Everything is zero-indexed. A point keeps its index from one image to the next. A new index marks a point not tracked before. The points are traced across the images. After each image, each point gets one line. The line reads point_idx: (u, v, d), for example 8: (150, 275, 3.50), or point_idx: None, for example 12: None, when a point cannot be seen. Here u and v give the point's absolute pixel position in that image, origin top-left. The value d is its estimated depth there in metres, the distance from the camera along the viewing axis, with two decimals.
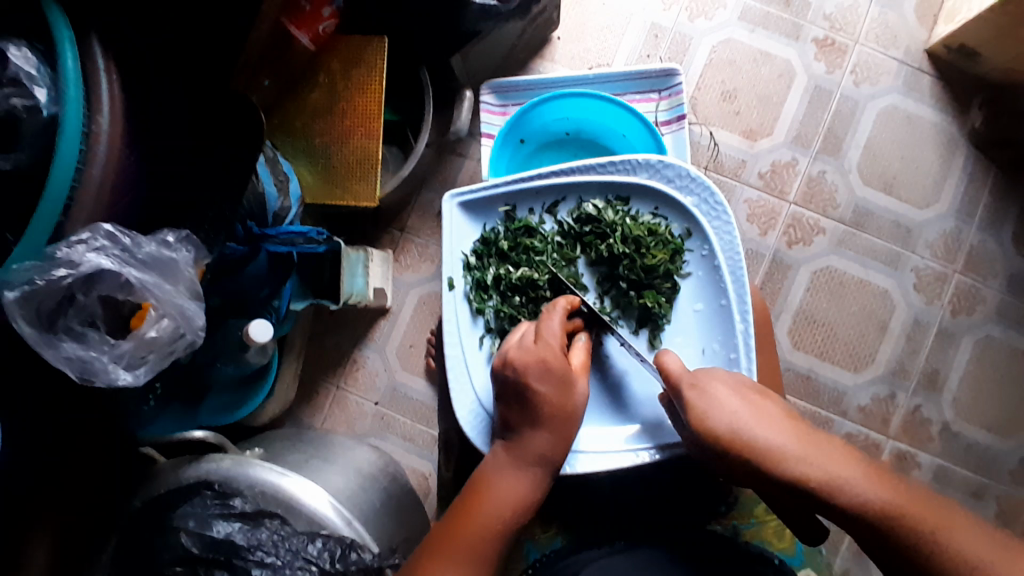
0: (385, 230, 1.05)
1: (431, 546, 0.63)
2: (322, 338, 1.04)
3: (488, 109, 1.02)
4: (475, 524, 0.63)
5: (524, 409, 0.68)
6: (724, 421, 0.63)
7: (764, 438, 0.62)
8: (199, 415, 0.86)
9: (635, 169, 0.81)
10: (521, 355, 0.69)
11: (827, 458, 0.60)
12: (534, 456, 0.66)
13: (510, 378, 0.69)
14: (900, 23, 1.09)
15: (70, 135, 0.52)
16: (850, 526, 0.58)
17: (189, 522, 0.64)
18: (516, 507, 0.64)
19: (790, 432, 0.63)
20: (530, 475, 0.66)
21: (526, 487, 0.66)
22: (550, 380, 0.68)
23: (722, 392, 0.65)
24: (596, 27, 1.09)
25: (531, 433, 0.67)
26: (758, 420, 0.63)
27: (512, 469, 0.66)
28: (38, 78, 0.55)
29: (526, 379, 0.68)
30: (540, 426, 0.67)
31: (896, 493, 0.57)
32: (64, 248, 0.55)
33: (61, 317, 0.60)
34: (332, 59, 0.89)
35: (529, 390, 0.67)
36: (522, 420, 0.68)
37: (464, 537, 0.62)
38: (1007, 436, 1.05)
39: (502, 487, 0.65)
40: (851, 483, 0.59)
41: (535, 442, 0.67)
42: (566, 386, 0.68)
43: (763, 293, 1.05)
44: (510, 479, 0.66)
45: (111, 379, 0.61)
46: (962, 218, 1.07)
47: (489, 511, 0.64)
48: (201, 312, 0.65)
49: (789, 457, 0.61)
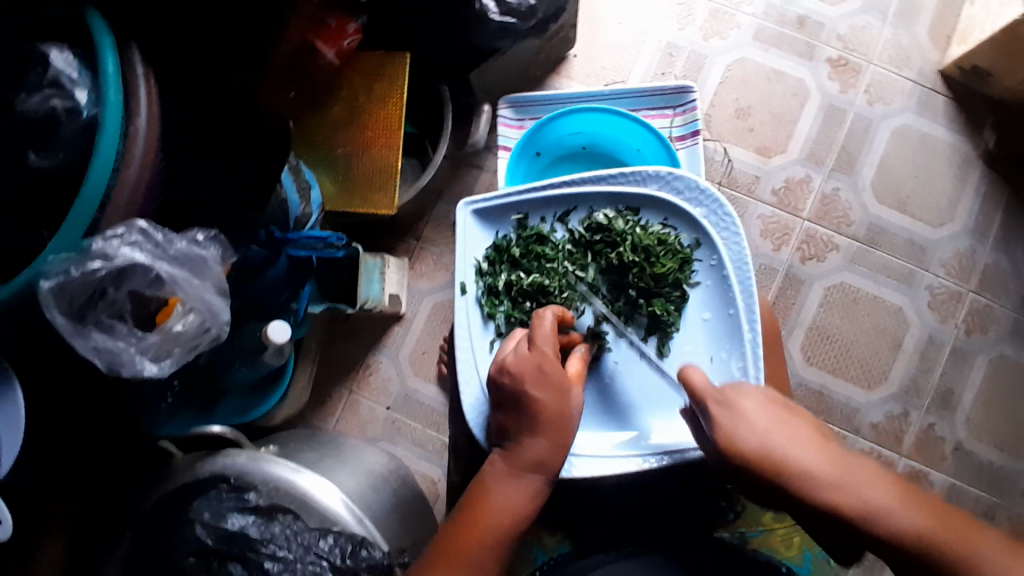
0: (401, 238, 1.07)
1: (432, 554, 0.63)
2: (337, 343, 1.06)
3: (505, 122, 1.04)
4: (476, 530, 0.64)
5: (523, 415, 0.68)
6: (755, 439, 0.61)
7: (796, 458, 0.60)
8: (215, 414, 0.90)
9: (646, 181, 0.82)
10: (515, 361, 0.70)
11: (858, 478, 0.59)
12: (533, 463, 0.67)
13: (508, 387, 0.70)
14: (914, 44, 1.10)
15: (109, 135, 0.55)
16: (883, 552, 0.57)
17: (204, 514, 0.65)
18: (517, 514, 0.65)
19: (819, 449, 0.61)
20: (532, 481, 0.67)
21: (528, 493, 0.66)
22: (550, 387, 0.68)
23: (752, 407, 0.63)
24: (612, 45, 1.11)
25: (529, 441, 0.67)
26: (789, 439, 0.61)
27: (515, 477, 0.67)
28: (78, 81, 0.58)
29: (523, 384, 0.69)
30: (540, 432, 0.67)
31: (934, 521, 0.56)
32: (100, 242, 0.57)
33: (92, 310, 0.62)
34: (354, 73, 0.92)
35: (528, 396, 0.68)
36: (521, 427, 0.68)
37: (461, 541, 0.63)
38: (1021, 457, 1.04)
39: (505, 493, 0.66)
40: (885, 508, 0.57)
41: (532, 449, 0.67)
42: (562, 390, 0.69)
43: (775, 307, 1.06)
44: (513, 487, 0.66)
45: (138, 369, 0.64)
46: (975, 237, 1.07)
47: (491, 517, 0.65)
48: (225, 307, 0.69)
49: (821, 480, 0.59)
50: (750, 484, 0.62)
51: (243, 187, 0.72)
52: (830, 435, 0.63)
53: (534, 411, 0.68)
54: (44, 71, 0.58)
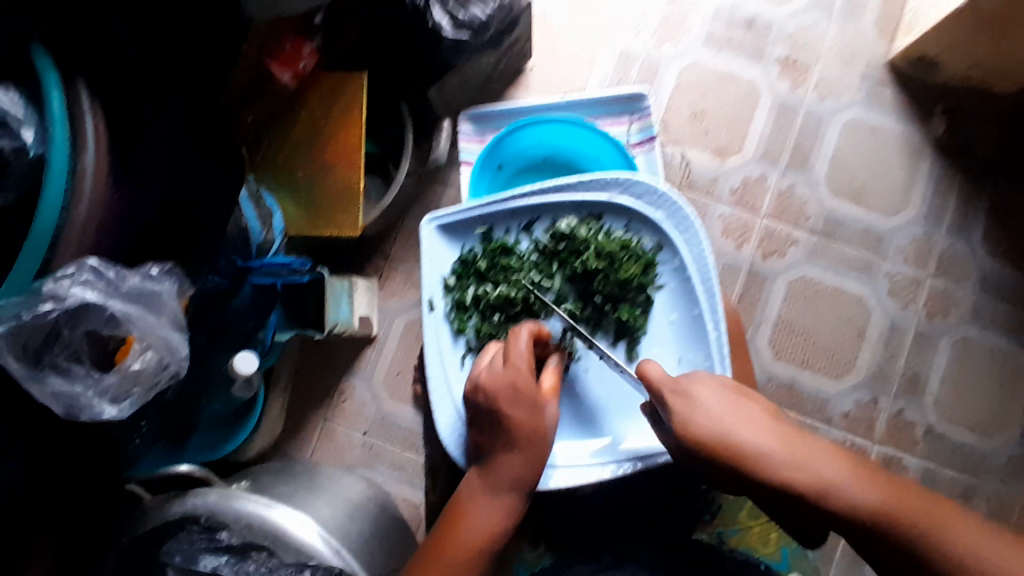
0: (368, 259, 1.06)
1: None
2: (309, 369, 1.04)
3: (466, 137, 1.06)
4: (452, 554, 0.64)
5: (498, 433, 0.69)
6: (711, 424, 0.66)
7: (751, 441, 0.66)
8: (185, 453, 0.87)
9: (606, 187, 0.82)
10: (489, 379, 0.70)
11: (807, 457, 0.65)
12: (510, 479, 0.67)
13: (483, 404, 0.70)
14: (859, 40, 1.14)
15: (56, 175, 0.53)
16: (839, 523, 0.63)
17: (176, 557, 0.65)
18: (493, 533, 0.65)
19: (773, 432, 0.67)
20: (508, 499, 0.67)
21: (504, 512, 0.67)
22: (524, 405, 0.69)
23: (705, 394, 0.68)
24: (567, 56, 1.12)
25: (504, 457, 0.68)
26: (743, 423, 0.67)
27: (491, 495, 0.67)
28: (26, 120, 0.57)
29: (497, 403, 0.69)
30: (516, 449, 0.68)
31: (879, 491, 0.62)
32: (50, 284, 0.56)
33: (48, 352, 0.60)
34: (312, 94, 0.91)
35: (503, 416, 0.69)
36: (496, 446, 0.69)
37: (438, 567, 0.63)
38: (991, 435, 1.07)
39: (480, 512, 0.67)
40: (835, 482, 0.63)
41: (509, 466, 0.68)
42: (536, 407, 0.69)
43: (741, 306, 1.08)
44: (489, 505, 0.67)
45: (95, 413, 0.62)
46: (931, 224, 1.11)
47: (467, 537, 0.65)
48: (184, 343, 0.66)
49: (776, 460, 0.65)
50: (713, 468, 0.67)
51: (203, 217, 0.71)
52: (784, 420, 0.69)
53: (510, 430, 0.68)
54: None
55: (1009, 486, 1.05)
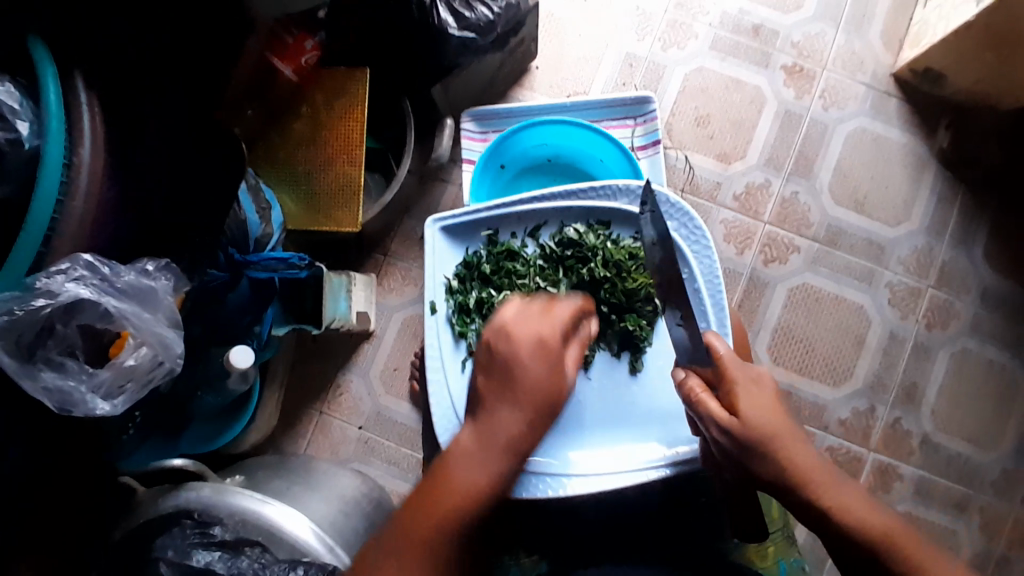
0: (367, 255, 1.06)
1: (382, 543, 0.59)
2: (304, 364, 1.04)
3: (468, 136, 1.04)
4: (430, 515, 0.59)
5: (508, 383, 0.64)
6: (756, 417, 0.63)
7: (786, 445, 0.62)
8: (181, 445, 0.85)
9: (615, 195, 0.83)
10: (515, 319, 0.68)
11: (841, 491, 0.62)
12: (503, 437, 0.63)
13: (503, 349, 0.66)
14: (867, 48, 1.13)
15: (51, 167, 0.53)
16: (848, 549, 0.60)
17: (168, 552, 0.65)
18: (477, 495, 0.61)
19: (807, 446, 0.64)
20: (498, 461, 0.62)
21: (492, 471, 0.62)
22: (543, 359, 0.65)
23: (754, 389, 0.65)
24: (573, 57, 1.12)
25: (506, 411, 0.64)
26: (785, 427, 0.63)
27: (479, 453, 0.62)
28: (21, 112, 0.56)
29: (516, 348, 0.65)
30: (521, 404, 0.64)
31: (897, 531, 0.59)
32: (43, 278, 0.55)
33: (40, 347, 0.60)
34: (314, 89, 0.90)
35: (521, 365, 0.64)
36: (499, 399, 0.64)
37: (416, 532, 0.59)
38: (987, 447, 1.06)
39: (465, 468, 0.62)
40: (856, 510, 0.60)
41: (507, 424, 0.63)
42: (555, 366, 0.65)
43: (741, 312, 1.07)
44: (476, 463, 0.62)
45: (90, 409, 0.61)
46: (933, 235, 1.10)
47: (448, 498, 0.60)
48: (180, 340, 0.65)
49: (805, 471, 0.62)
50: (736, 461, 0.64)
51: (203, 215, 0.70)
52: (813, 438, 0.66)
53: (521, 382, 0.64)
54: None
55: (1003, 499, 1.05)
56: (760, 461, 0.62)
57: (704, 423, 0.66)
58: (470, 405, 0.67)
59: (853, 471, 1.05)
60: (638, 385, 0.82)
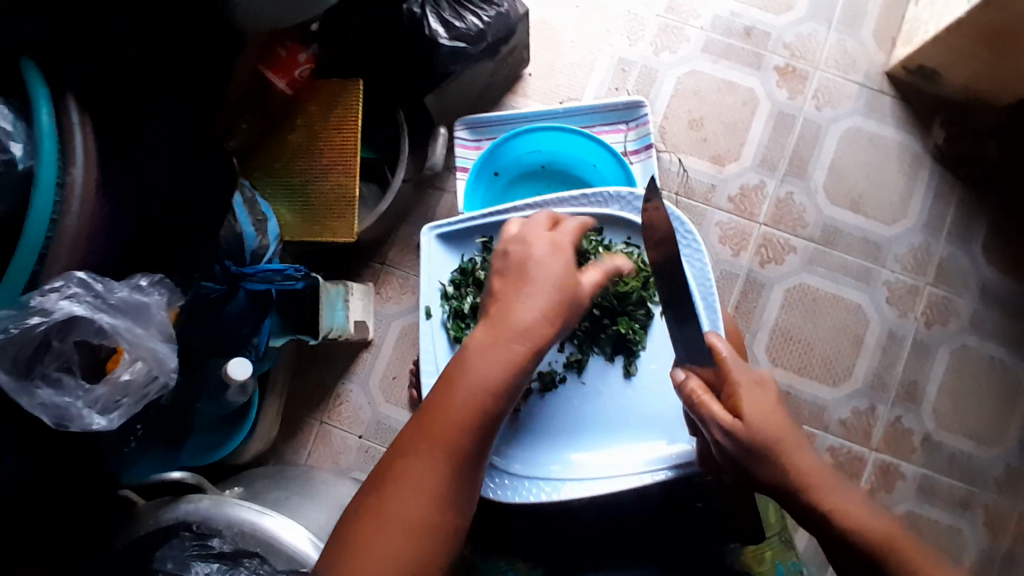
0: (365, 264, 1.06)
1: (395, 451, 0.59)
2: (303, 374, 1.05)
3: (462, 144, 1.05)
4: (441, 419, 0.58)
5: (524, 276, 0.64)
6: (756, 419, 0.63)
7: (787, 449, 0.63)
8: (181, 454, 0.86)
9: (607, 202, 0.83)
10: (528, 228, 0.69)
11: (841, 494, 0.62)
12: (515, 329, 0.61)
13: (513, 252, 0.66)
14: (859, 48, 1.13)
15: (44, 187, 0.54)
16: (850, 552, 0.59)
17: (168, 564, 0.66)
18: (487, 393, 0.59)
19: (808, 450, 0.64)
20: (510, 361, 0.60)
21: (503, 369, 0.60)
22: (558, 254, 0.65)
23: (753, 391, 0.65)
24: (565, 63, 1.12)
25: (521, 305, 0.62)
26: (787, 432, 0.63)
27: (490, 350, 0.61)
28: (14, 134, 0.57)
29: (532, 246, 0.66)
30: (536, 294, 0.63)
31: (899, 536, 0.59)
32: (37, 297, 0.56)
33: (38, 363, 0.61)
34: (308, 101, 0.91)
35: (533, 262, 0.65)
36: (514, 292, 0.64)
37: (427, 440, 0.58)
38: (989, 444, 1.06)
39: (475, 363, 0.60)
40: (857, 514, 0.60)
41: (521, 316, 0.62)
42: (569, 264, 0.66)
43: (738, 314, 1.07)
44: (488, 366, 0.60)
45: (86, 424, 0.62)
46: (930, 232, 1.10)
47: (457, 399, 0.59)
48: (174, 354, 0.66)
49: (805, 475, 0.62)
50: (736, 464, 0.64)
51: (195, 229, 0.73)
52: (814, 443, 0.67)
53: (536, 273, 0.64)
54: None
55: (1007, 496, 1.05)
56: (762, 464, 0.63)
57: (705, 425, 0.66)
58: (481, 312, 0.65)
59: (854, 471, 1.05)
60: (633, 389, 0.82)
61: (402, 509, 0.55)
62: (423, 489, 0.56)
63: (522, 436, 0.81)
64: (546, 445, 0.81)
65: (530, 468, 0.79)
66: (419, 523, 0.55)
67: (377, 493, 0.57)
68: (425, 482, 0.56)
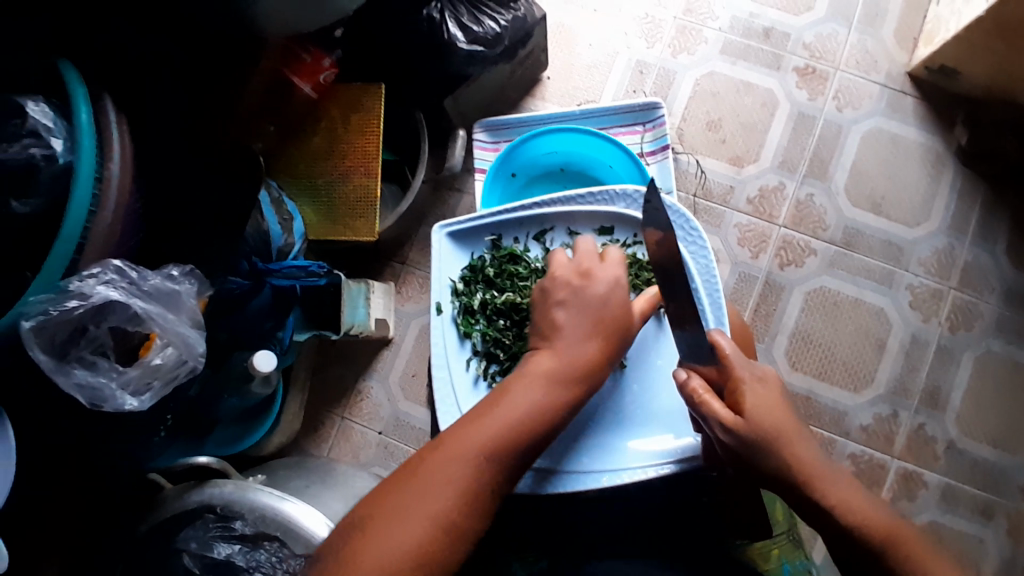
0: (386, 263, 1.09)
1: (436, 442, 0.61)
2: (324, 371, 1.07)
3: (481, 146, 1.07)
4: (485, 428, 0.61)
5: (585, 305, 0.71)
6: (758, 417, 0.63)
7: (790, 447, 0.63)
8: (205, 445, 0.90)
9: (614, 199, 0.85)
10: (580, 258, 0.74)
11: (849, 491, 0.62)
12: (575, 365, 0.68)
13: (576, 282, 0.72)
14: (880, 48, 1.13)
15: (83, 181, 0.58)
16: (846, 545, 0.60)
17: (191, 544, 0.70)
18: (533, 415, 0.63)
19: (809, 446, 0.64)
20: (563, 387, 0.66)
21: (554, 398, 0.65)
22: (617, 293, 0.72)
23: (753, 391, 0.64)
24: (584, 66, 1.14)
25: (580, 339, 0.69)
26: (791, 432, 0.63)
27: (548, 377, 0.66)
28: (54, 130, 0.61)
29: (593, 278, 0.72)
30: (590, 331, 0.70)
31: (897, 532, 0.59)
32: (76, 282, 0.60)
33: (74, 347, 0.64)
34: (332, 105, 0.95)
35: (594, 295, 0.71)
36: (575, 325, 0.70)
37: (477, 440, 0.60)
38: (1014, 452, 1.04)
39: (526, 390, 0.65)
40: (860, 510, 0.60)
41: (581, 354, 0.68)
42: (623, 301, 0.73)
43: (758, 317, 1.07)
44: (538, 389, 0.65)
45: (119, 404, 0.65)
46: (953, 234, 1.08)
47: (510, 411, 0.63)
48: (201, 340, 0.69)
49: (812, 468, 0.62)
50: (739, 459, 0.64)
51: (210, 213, 0.76)
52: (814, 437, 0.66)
53: (596, 308, 0.71)
54: (21, 121, 0.61)
55: None
56: (765, 457, 0.62)
57: (707, 422, 0.66)
58: (539, 336, 0.71)
59: (875, 477, 1.03)
60: (637, 383, 0.82)
61: (433, 498, 0.57)
62: (445, 486, 0.57)
63: (560, 441, 0.79)
64: (587, 440, 0.80)
65: (566, 462, 0.79)
66: (444, 492, 0.57)
67: (411, 471, 0.59)
68: (459, 472, 0.58)
